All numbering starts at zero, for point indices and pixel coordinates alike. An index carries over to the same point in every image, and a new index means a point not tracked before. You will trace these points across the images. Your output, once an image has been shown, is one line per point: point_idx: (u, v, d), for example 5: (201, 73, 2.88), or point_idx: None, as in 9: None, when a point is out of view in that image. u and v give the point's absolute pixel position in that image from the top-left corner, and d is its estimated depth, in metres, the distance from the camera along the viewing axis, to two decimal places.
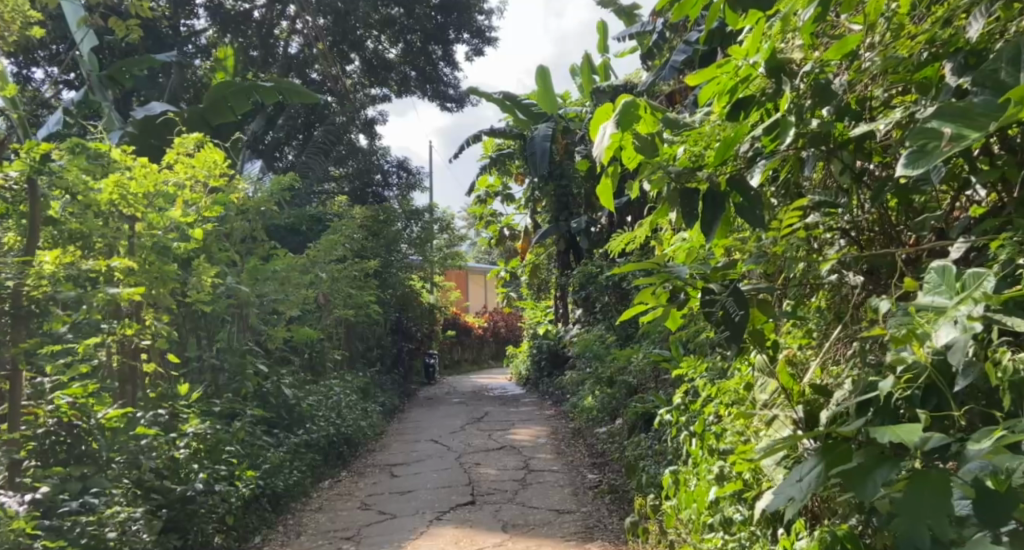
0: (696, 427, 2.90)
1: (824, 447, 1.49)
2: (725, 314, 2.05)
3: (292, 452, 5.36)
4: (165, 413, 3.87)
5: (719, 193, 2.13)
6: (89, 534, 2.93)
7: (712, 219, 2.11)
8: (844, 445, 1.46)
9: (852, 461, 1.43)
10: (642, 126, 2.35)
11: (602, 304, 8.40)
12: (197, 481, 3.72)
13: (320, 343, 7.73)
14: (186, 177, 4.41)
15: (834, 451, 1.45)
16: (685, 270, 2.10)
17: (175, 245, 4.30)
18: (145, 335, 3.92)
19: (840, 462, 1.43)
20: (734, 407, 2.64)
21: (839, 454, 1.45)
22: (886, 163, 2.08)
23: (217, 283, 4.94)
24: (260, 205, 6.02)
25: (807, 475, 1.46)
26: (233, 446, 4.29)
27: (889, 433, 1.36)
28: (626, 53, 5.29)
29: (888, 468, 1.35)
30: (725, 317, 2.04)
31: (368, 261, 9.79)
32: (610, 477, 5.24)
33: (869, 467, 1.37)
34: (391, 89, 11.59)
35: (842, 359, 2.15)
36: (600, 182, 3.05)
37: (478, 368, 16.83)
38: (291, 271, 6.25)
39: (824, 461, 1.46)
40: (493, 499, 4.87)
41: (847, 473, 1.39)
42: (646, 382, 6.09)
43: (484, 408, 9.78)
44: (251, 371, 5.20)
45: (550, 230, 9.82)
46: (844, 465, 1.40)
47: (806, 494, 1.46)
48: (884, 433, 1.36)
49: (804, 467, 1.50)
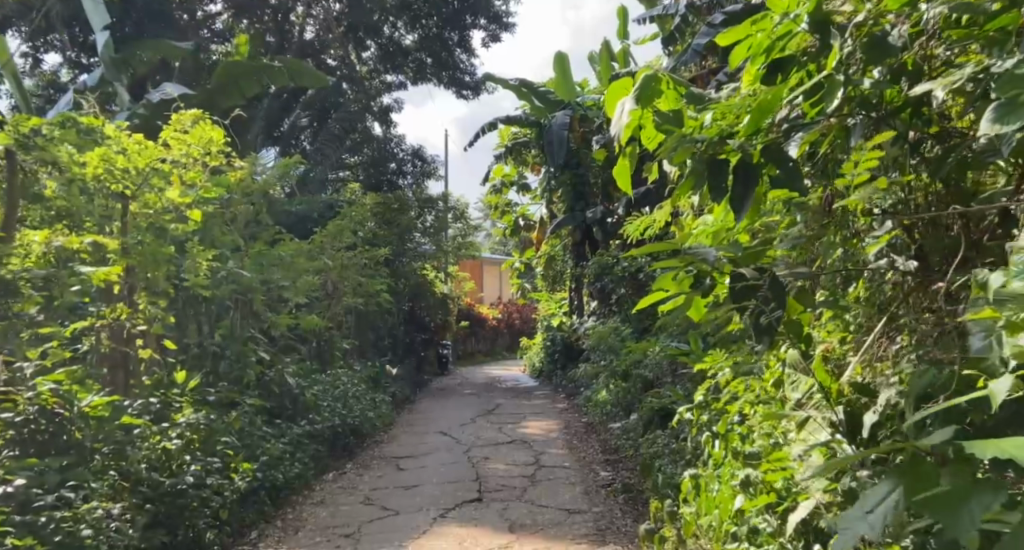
0: (719, 427, 2.69)
1: (896, 464, 1.17)
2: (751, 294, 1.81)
3: (294, 444, 5.15)
4: (157, 402, 3.68)
5: (752, 166, 1.93)
6: (63, 531, 2.75)
7: (744, 194, 1.91)
8: (925, 461, 1.15)
9: (935, 481, 1.12)
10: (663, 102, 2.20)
11: (617, 296, 8.17)
12: (188, 474, 3.52)
13: (329, 331, 7.53)
14: (181, 155, 4.17)
15: (915, 472, 1.13)
16: (713, 254, 1.87)
17: (173, 228, 4.09)
18: (138, 320, 3.75)
19: (920, 485, 1.11)
20: (762, 406, 2.44)
21: (921, 473, 1.13)
22: (941, 135, 1.89)
23: (215, 266, 4.73)
24: (266, 188, 5.81)
25: (880, 503, 1.14)
26: (228, 437, 4.09)
27: (993, 449, 1.03)
28: (647, 38, 5.06)
29: (989, 494, 1.05)
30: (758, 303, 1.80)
31: (380, 248, 9.58)
32: (623, 475, 5.01)
33: (960, 493, 1.06)
34: (407, 76, 11.41)
35: (888, 356, 2.00)
36: (616, 169, 2.87)
37: (491, 359, 16.66)
38: (297, 257, 6.05)
39: (901, 484, 1.13)
40: (500, 496, 4.66)
41: (931, 500, 1.08)
42: (662, 376, 5.87)
43: (497, 400, 9.58)
44: (253, 359, 5.01)
45: (565, 221, 9.58)
46: (929, 489, 1.07)
47: (878, 530, 1.14)
48: (985, 449, 1.04)
49: (872, 493, 1.18)
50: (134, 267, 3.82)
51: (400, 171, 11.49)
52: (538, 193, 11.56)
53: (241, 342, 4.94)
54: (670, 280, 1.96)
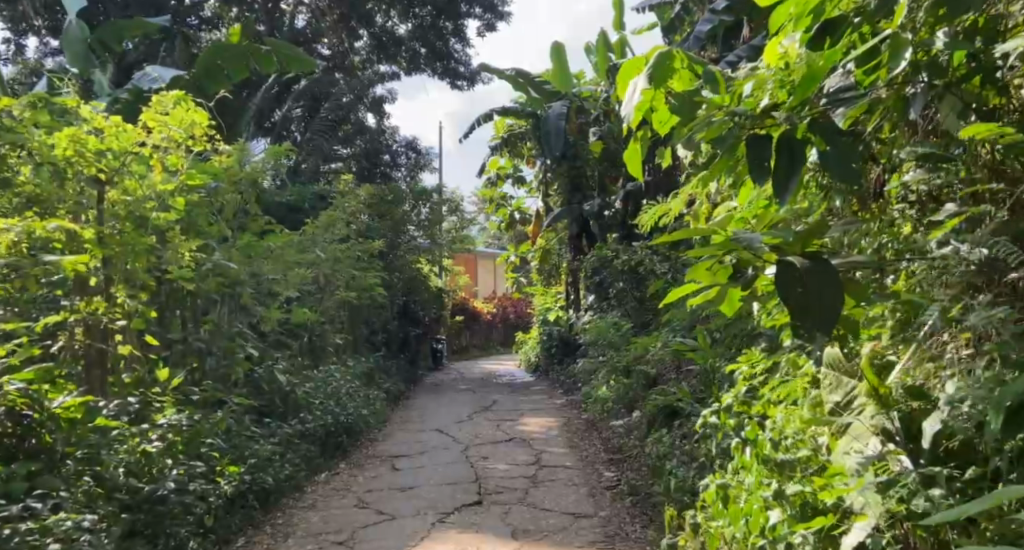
0: (748, 433, 2.51)
1: None
2: (794, 277, 1.56)
3: (285, 444, 4.91)
4: (136, 402, 3.43)
5: (797, 140, 1.72)
6: (28, 546, 2.50)
7: (788, 171, 1.70)
8: None
9: None
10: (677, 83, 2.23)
11: (616, 290, 7.95)
12: (169, 480, 3.28)
13: (321, 326, 7.31)
14: (161, 138, 3.89)
15: None
16: (757, 238, 1.64)
17: (155, 216, 3.85)
18: (116, 315, 3.52)
19: None
20: (799, 410, 2.28)
21: None
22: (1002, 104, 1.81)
23: (199, 257, 4.48)
24: (254, 177, 5.58)
25: None
26: (214, 439, 3.84)
27: None
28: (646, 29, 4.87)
29: None
30: (805, 286, 1.54)
31: (373, 241, 9.34)
32: (630, 475, 4.79)
33: None
34: (401, 67, 11.16)
35: (941, 352, 1.87)
36: (626, 154, 2.69)
37: (486, 354, 16.40)
38: (285, 249, 5.83)
39: None
40: (501, 499, 4.45)
41: None
42: (667, 372, 5.67)
43: (493, 396, 9.35)
44: (241, 355, 4.76)
45: (562, 214, 9.33)
46: None
47: None
48: None
49: None
50: (111, 258, 3.58)
51: (394, 163, 11.34)
52: (534, 186, 11.36)
53: (228, 336, 4.71)
54: (706, 269, 1.74)
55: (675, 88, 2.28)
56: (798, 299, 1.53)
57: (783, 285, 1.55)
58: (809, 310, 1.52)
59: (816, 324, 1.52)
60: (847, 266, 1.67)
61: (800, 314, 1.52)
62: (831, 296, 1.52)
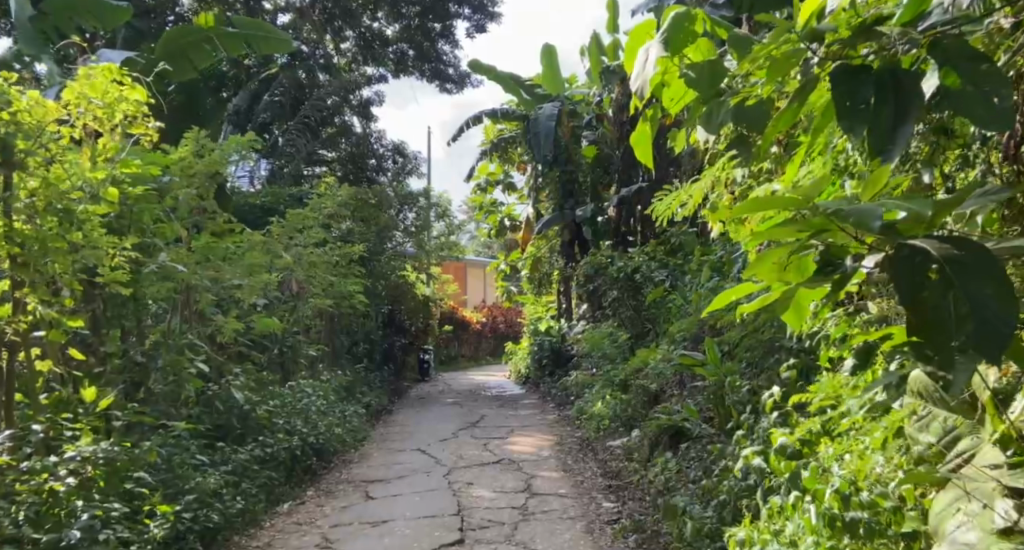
0: (809, 477, 2.13)
1: None
2: (920, 267, 1.02)
3: (240, 471, 4.33)
4: (41, 429, 2.84)
5: (905, 73, 1.16)
6: None
7: (896, 119, 1.14)
8: None
9: None
10: (693, 54, 1.81)
11: (609, 299, 7.34)
12: (76, 528, 2.65)
13: (293, 337, 6.73)
14: (77, 114, 3.22)
15: None
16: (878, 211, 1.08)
17: (81, 209, 3.26)
18: (19, 324, 2.98)
19: None
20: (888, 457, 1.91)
21: None
22: None
23: (136, 259, 3.89)
24: (216, 175, 5.01)
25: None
26: (144, 473, 3.24)
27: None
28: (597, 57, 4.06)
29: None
30: (940, 279, 1.01)
31: (354, 246, 8.78)
32: (632, 509, 4.23)
33: None
34: (388, 69, 10.65)
35: None
36: (634, 138, 2.08)
37: (475, 364, 15.84)
38: (252, 253, 5.31)
39: None
40: (486, 538, 3.89)
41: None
42: (669, 388, 5.15)
43: (482, 411, 8.76)
44: (192, 371, 4.19)
45: (553, 219, 8.72)
46: None
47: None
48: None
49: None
50: (22, 256, 3.05)
51: (379, 167, 10.46)
52: (525, 190, 10.83)
53: (175, 349, 4.11)
54: (772, 261, 1.22)
55: (691, 59, 1.83)
56: (933, 302, 1.00)
57: (904, 278, 1.02)
58: (951, 320, 1.00)
59: (966, 339, 0.99)
60: (1004, 251, 1.15)
61: (928, 326, 1.01)
62: (986, 294, 0.99)
